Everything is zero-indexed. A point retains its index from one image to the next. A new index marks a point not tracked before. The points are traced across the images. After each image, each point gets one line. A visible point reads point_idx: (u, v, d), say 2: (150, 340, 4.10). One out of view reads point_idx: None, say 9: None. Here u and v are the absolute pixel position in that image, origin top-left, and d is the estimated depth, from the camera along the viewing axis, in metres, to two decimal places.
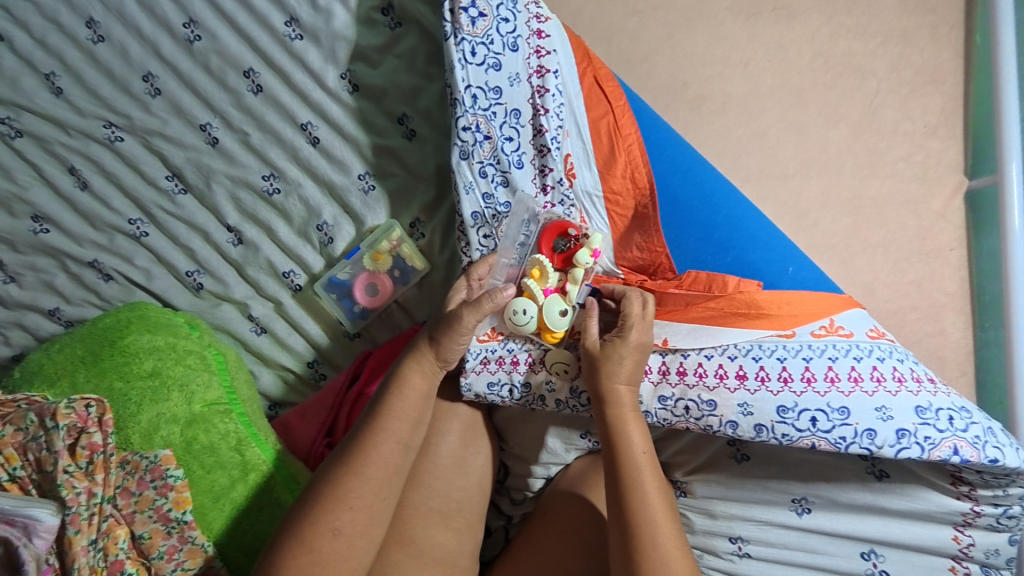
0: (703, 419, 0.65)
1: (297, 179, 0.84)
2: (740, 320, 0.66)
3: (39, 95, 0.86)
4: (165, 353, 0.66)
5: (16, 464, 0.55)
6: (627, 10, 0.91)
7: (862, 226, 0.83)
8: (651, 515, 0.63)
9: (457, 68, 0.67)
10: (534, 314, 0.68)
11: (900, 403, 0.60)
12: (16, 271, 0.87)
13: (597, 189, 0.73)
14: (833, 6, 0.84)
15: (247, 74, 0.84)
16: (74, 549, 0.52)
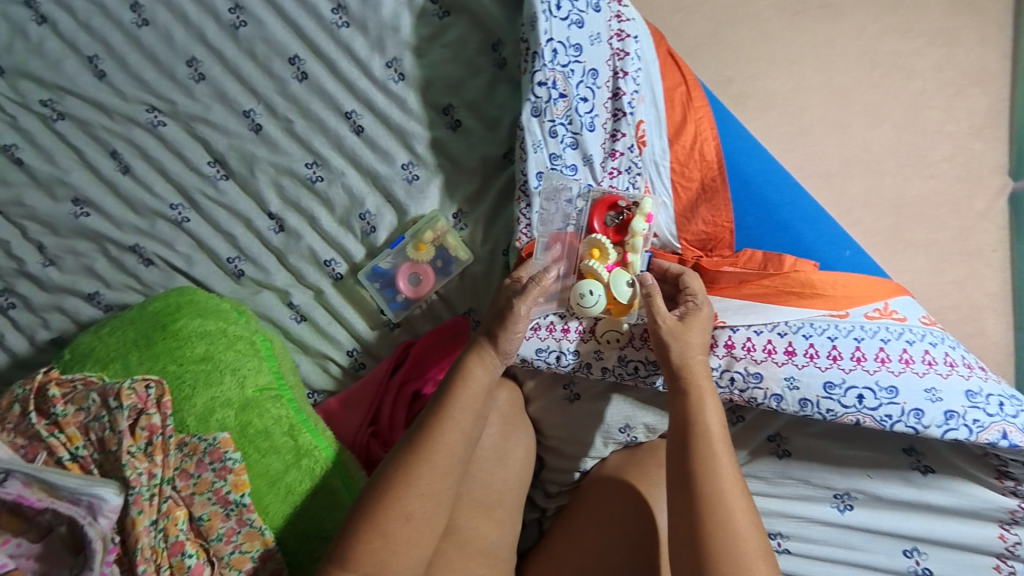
0: (748, 391, 0.64)
1: (340, 168, 0.84)
2: (793, 299, 0.65)
3: (83, 79, 0.86)
4: (216, 338, 0.66)
5: (79, 444, 0.56)
6: (671, 6, 0.91)
7: (905, 226, 0.83)
8: (720, 492, 0.58)
9: (542, 19, 0.66)
10: (600, 294, 0.70)
11: (951, 385, 0.59)
12: (56, 254, 0.87)
13: (664, 159, 0.71)
14: (879, 5, 0.84)
15: (293, 61, 0.84)
16: (137, 530, 0.53)
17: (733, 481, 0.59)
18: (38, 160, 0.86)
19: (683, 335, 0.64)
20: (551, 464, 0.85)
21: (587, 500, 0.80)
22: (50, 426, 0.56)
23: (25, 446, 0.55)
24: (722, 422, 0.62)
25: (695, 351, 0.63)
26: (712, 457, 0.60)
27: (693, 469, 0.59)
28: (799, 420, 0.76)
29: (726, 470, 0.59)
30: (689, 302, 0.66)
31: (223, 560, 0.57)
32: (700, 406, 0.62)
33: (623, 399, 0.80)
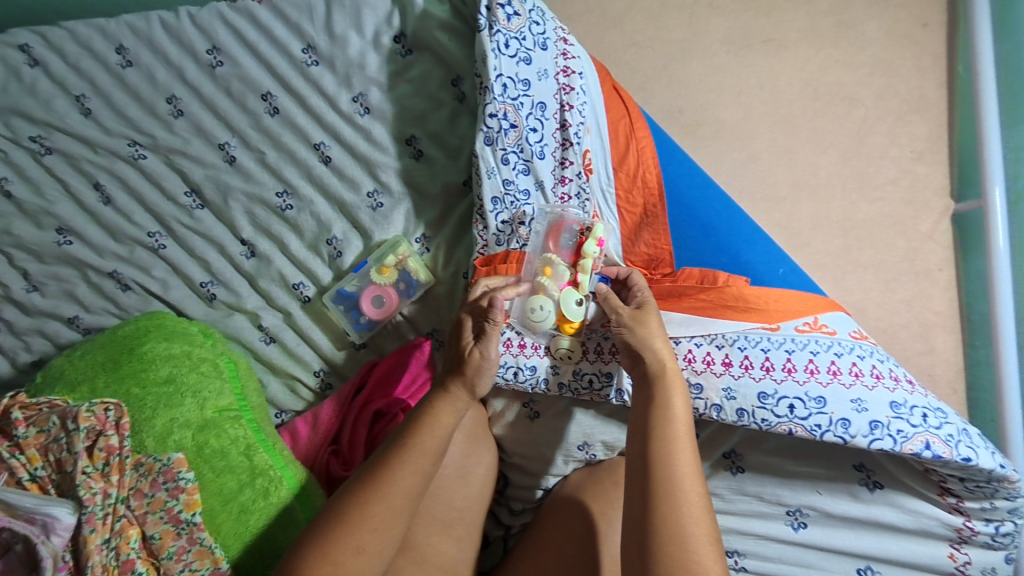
0: (690, 402, 0.68)
1: (309, 197, 0.89)
2: (730, 312, 0.69)
3: (70, 116, 0.94)
4: (180, 360, 0.69)
5: (38, 465, 0.58)
6: (625, 42, 0.96)
7: (853, 246, 0.86)
8: (678, 481, 0.59)
9: (491, 56, 0.71)
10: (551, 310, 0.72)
11: (876, 396, 0.62)
12: (39, 281, 0.91)
13: (610, 185, 0.76)
14: (820, 38, 0.89)
15: (266, 97, 0.91)
16: (89, 547, 0.55)
17: (692, 471, 0.60)
18: (26, 192, 0.92)
19: (642, 320, 0.67)
20: (515, 482, 0.86)
21: (546, 517, 0.81)
22: (12, 447, 0.58)
23: None
24: (689, 415, 0.64)
25: (657, 335, 0.66)
26: (672, 444, 0.61)
27: (653, 457, 0.61)
28: (753, 437, 0.75)
29: (686, 460, 0.60)
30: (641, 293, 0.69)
31: None
32: (668, 393, 0.64)
33: (584, 414, 0.81)
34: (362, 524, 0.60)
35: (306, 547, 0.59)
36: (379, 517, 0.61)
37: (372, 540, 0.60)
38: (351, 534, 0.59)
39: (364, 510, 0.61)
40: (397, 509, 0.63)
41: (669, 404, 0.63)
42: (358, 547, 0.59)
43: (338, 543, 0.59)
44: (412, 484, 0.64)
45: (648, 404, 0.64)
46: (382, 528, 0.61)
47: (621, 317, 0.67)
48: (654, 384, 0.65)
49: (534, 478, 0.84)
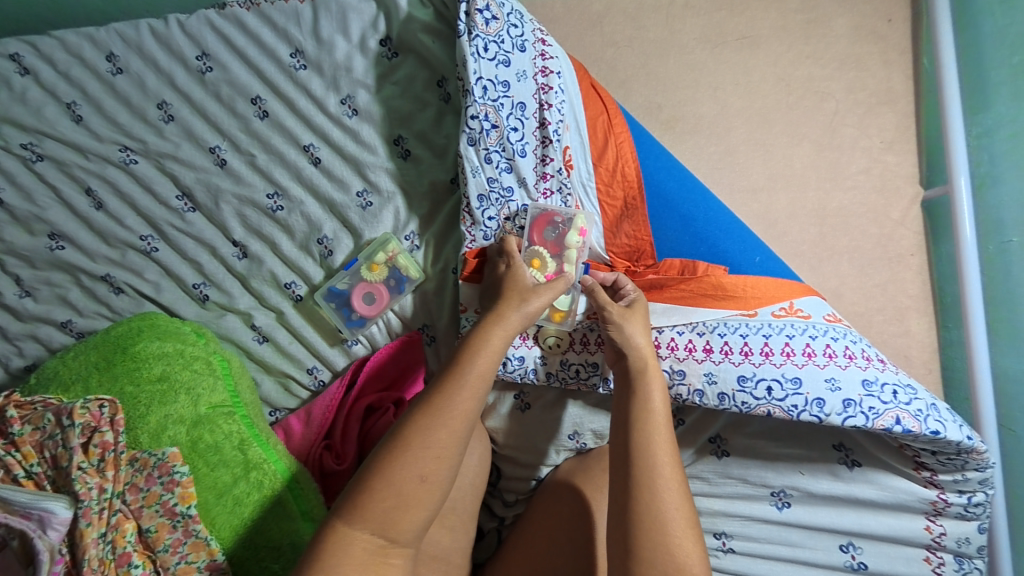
0: (674, 388, 0.70)
1: (299, 198, 0.91)
2: (710, 301, 0.71)
3: (60, 123, 0.95)
4: (173, 358, 0.70)
5: (34, 461, 0.59)
6: (604, 41, 0.99)
7: (829, 234, 0.88)
8: (658, 471, 0.61)
9: (470, 61, 0.72)
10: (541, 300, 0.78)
11: (849, 375, 0.64)
12: (31, 286, 0.92)
13: (590, 179, 0.77)
14: (792, 35, 0.92)
15: (255, 101, 0.92)
16: (85, 541, 0.55)
17: (670, 461, 0.62)
18: (17, 200, 0.93)
19: (629, 318, 0.69)
20: (507, 473, 0.87)
21: (539, 506, 0.82)
22: (7, 444, 0.59)
23: None
24: (667, 408, 0.66)
25: (641, 333, 0.68)
26: (653, 438, 0.63)
27: (633, 449, 0.63)
28: (737, 421, 0.78)
29: (665, 452, 0.62)
30: (631, 295, 0.72)
31: (169, 570, 0.59)
32: (648, 388, 0.66)
33: (575, 405, 0.83)
34: (424, 453, 0.58)
35: (365, 480, 0.57)
36: (442, 443, 0.59)
37: (436, 468, 0.58)
38: (414, 461, 0.57)
39: (425, 437, 0.59)
40: (459, 435, 0.60)
41: (650, 399, 0.65)
42: (422, 476, 0.57)
43: (400, 472, 0.56)
44: (470, 410, 0.62)
45: (628, 398, 0.66)
46: (446, 454, 0.59)
47: (610, 314, 0.69)
48: (633, 380, 0.67)
49: (526, 469, 0.86)
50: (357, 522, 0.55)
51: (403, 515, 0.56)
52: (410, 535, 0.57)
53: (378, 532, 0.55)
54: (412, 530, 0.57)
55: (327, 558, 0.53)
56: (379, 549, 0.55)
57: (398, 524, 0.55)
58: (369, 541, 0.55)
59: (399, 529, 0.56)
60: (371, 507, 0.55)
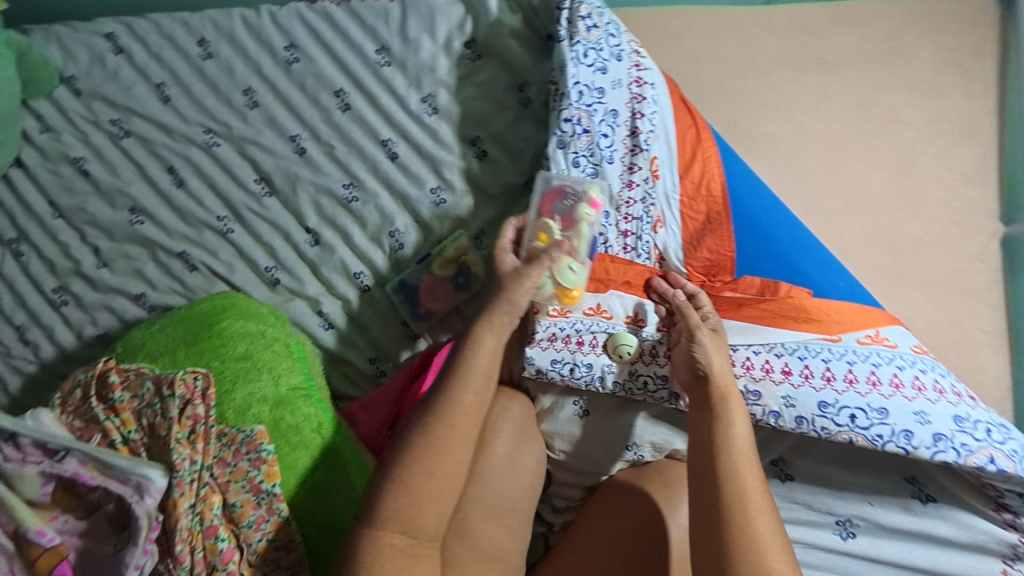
0: (747, 408, 0.69)
1: (374, 190, 0.92)
2: (791, 323, 0.71)
3: (149, 102, 0.98)
4: (255, 338, 0.72)
5: (131, 428, 0.62)
6: (682, 56, 1.00)
7: (902, 264, 0.87)
8: (747, 494, 0.60)
9: (571, 65, 0.76)
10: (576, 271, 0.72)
11: (939, 410, 0.63)
12: (109, 257, 0.95)
13: (675, 191, 0.78)
14: (875, 62, 0.92)
15: (338, 94, 0.95)
16: (177, 511, 0.57)
17: (758, 486, 0.62)
18: (103, 173, 0.97)
19: (717, 343, 0.69)
20: (558, 479, 0.87)
21: (591, 513, 0.81)
22: (108, 409, 0.62)
23: (82, 428, 0.62)
24: (750, 433, 0.66)
25: (723, 358, 0.69)
26: (740, 463, 0.62)
27: (721, 472, 0.62)
28: (803, 445, 0.77)
29: (752, 478, 0.62)
30: (711, 317, 0.72)
31: (250, 546, 0.60)
32: (729, 413, 0.66)
33: (639, 415, 0.83)
34: (434, 451, 0.61)
35: (388, 483, 0.60)
36: (455, 437, 0.63)
37: (445, 463, 0.62)
38: (429, 459, 0.61)
39: (446, 434, 0.63)
40: (470, 428, 0.64)
41: (733, 422, 0.65)
42: (429, 471, 0.61)
43: (417, 472, 0.60)
44: (472, 409, 0.65)
45: (711, 420, 0.66)
46: (461, 448, 0.63)
47: (700, 337, 0.70)
48: (716, 403, 0.67)
49: (579, 476, 0.85)
50: (384, 525, 0.58)
51: (421, 511, 0.60)
52: (432, 528, 0.61)
53: (405, 530, 0.59)
54: (433, 522, 0.61)
55: (365, 562, 0.57)
56: (409, 546, 0.59)
57: (419, 520, 0.60)
58: (398, 538, 0.59)
59: (423, 523, 0.60)
60: (391, 505, 0.59)
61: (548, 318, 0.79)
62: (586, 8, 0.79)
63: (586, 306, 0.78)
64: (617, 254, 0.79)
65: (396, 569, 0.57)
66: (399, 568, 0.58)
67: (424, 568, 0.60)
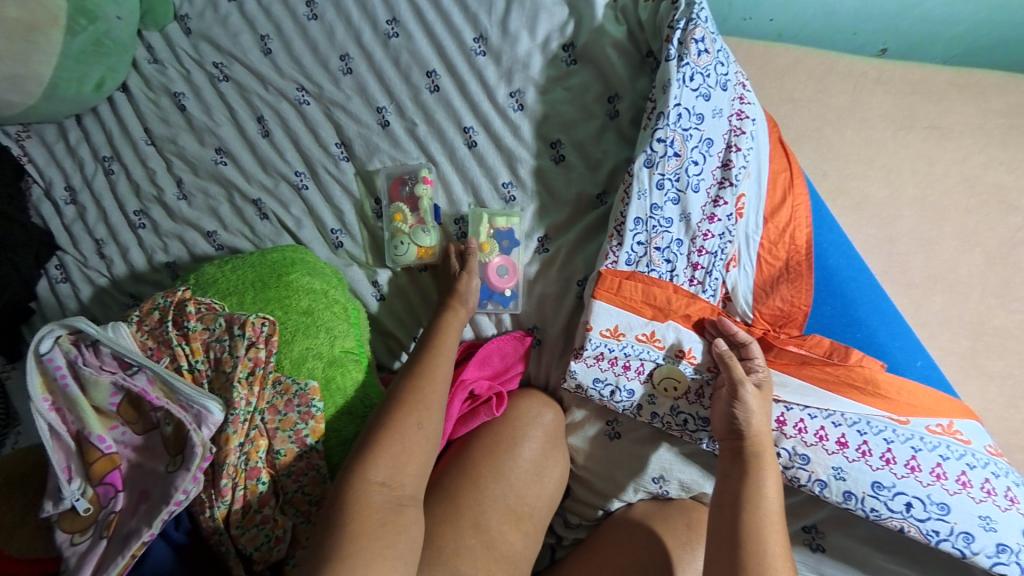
0: (793, 470, 0.71)
1: (446, 174, 0.93)
2: (854, 392, 0.70)
3: (251, 52, 1.02)
4: (319, 296, 0.74)
5: (198, 358, 0.65)
6: (781, 96, 0.99)
7: (981, 352, 0.85)
8: (766, 558, 0.63)
9: (674, 86, 0.74)
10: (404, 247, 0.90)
11: (1007, 519, 0.65)
12: (189, 191, 0.99)
13: (756, 233, 0.77)
14: (989, 138, 0.92)
15: (429, 74, 0.95)
16: (228, 447, 0.60)
17: (781, 552, 0.64)
18: (198, 111, 1.01)
19: (759, 400, 0.70)
20: (576, 495, 0.86)
21: (606, 536, 0.82)
22: (180, 336, 0.65)
23: (153, 348, 0.66)
24: (780, 496, 0.67)
25: (765, 419, 0.69)
26: (763, 525, 0.65)
27: (744, 532, 0.64)
28: (841, 519, 0.74)
29: (775, 540, 0.64)
30: (759, 373, 0.72)
31: (286, 495, 0.64)
32: (761, 473, 0.68)
33: (667, 449, 0.81)
34: (421, 407, 0.68)
35: (378, 428, 0.66)
36: (428, 398, 0.70)
37: (431, 421, 0.68)
38: (410, 412, 0.67)
39: (409, 392, 0.69)
40: (441, 393, 0.71)
41: (763, 483, 0.67)
42: (419, 424, 0.67)
43: (406, 423, 0.66)
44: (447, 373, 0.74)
45: (742, 478, 0.68)
46: (436, 409, 0.70)
47: (743, 391, 0.70)
48: (749, 462, 0.68)
49: (598, 497, 0.85)
50: (374, 465, 0.62)
51: (410, 461, 0.64)
52: (414, 486, 0.64)
53: (390, 479, 0.62)
54: (418, 478, 0.65)
55: (351, 503, 0.60)
56: (392, 497, 0.62)
57: (406, 470, 0.64)
58: (383, 484, 0.62)
59: (406, 475, 0.64)
60: (386, 449, 0.64)
61: (599, 336, 0.76)
62: (702, 31, 0.75)
63: (640, 332, 0.77)
64: (682, 285, 0.78)
65: (375, 514, 0.59)
66: (380, 515, 0.59)
67: (407, 527, 0.61)
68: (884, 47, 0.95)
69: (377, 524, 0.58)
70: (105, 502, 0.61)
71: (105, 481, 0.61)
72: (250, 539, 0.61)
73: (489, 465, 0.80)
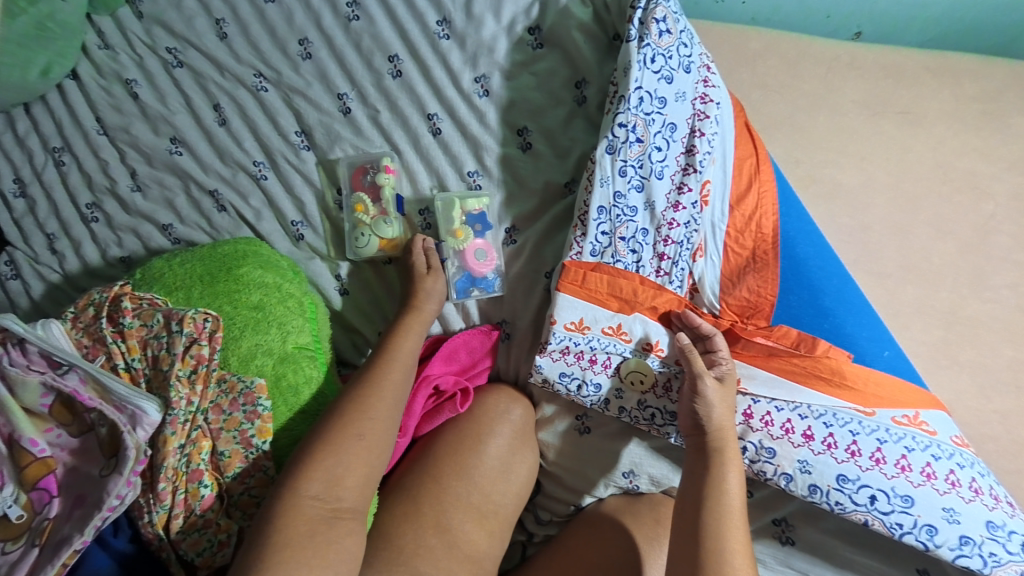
0: (759, 463, 0.70)
1: (410, 163, 0.90)
2: (821, 384, 0.69)
3: (206, 36, 0.97)
4: (270, 290, 0.70)
5: (136, 356, 0.62)
6: (755, 82, 0.97)
7: (952, 341, 0.84)
8: (727, 555, 0.62)
9: (636, 68, 0.71)
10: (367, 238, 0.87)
11: (972, 511, 0.64)
12: (144, 182, 0.95)
13: (722, 222, 0.75)
14: (962, 124, 0.90)
15: (392, 59, 0.91)
16: (167, 448, 0.58)
17: (743, 549, 0.63)
18: (151, 98, 0.97)
19: (722, 395, 0.68)
20: (547, 491, 0.85)
21: (576, 533, 0.80)
22: (117, 333, 0.62)
23: (89, 346, 0.62)
24: (743, 492, 0.66)
25: (728, 414, 0.68)
26: (725, 522, 0.63)
27: (706, 530, 0.63)
28: (810, 512, 0.73)
29: (737, 536, 0.63)
30: (723, 368, 0.70)
31: (232, 498, 0.61)
32: (725, 469, 0.66)
33: (637, 443, 0.80)
34: (363, 416, 0.65)
35: (316, 437, 0.63)
36: (374, 407, 0.66)
37: (374, 431, 0.65)
38: (351, 422, 0.64)
39: (353, 400, 0.66)
40: (387, 402, 0.68)
41: (726, 479, 0.65)
42: (360, 434, 0.64)
43: (345, 434, 0.63)
44: (398, 380, 0.71)
45: (705, 475, 0.66)
46: (381, 418, 0.66)
47: (704, 386, 0.68)
48: (713, 457, 0.67)
49: (568, 493, 0.83)
50: (307, 477, 0.59)
51: (347, 472, 0.61)
52: (355, 497, 0.61)
53: (325, 492, 0.59)
54: (357, 489, 0.62)
55: (280, 516, 0.57)
56: (327, 509, 0.59)
57: (344, 482, 0.61)
58: (317, 496, 0.59)
59: (345, 486, 0.61)
60: (321, 460, 0.61)
61: (564, 329, 0.74)
62: (663, 10, 0.73)
63: (606, 324, 0.74)
64: (649, 276, 0.75)
65: (305, 527, 0.57)
66: (310, 527, 0.57)
67: (340, 539, 0.58)
68: (858, 30, 0.93)
69: (306, 538, 0.56)
70: (40, 508, 0.58)
71: (39, 486, 0.58)
72: (192, 544, 0.58)
73: (453, 463, 0.78)
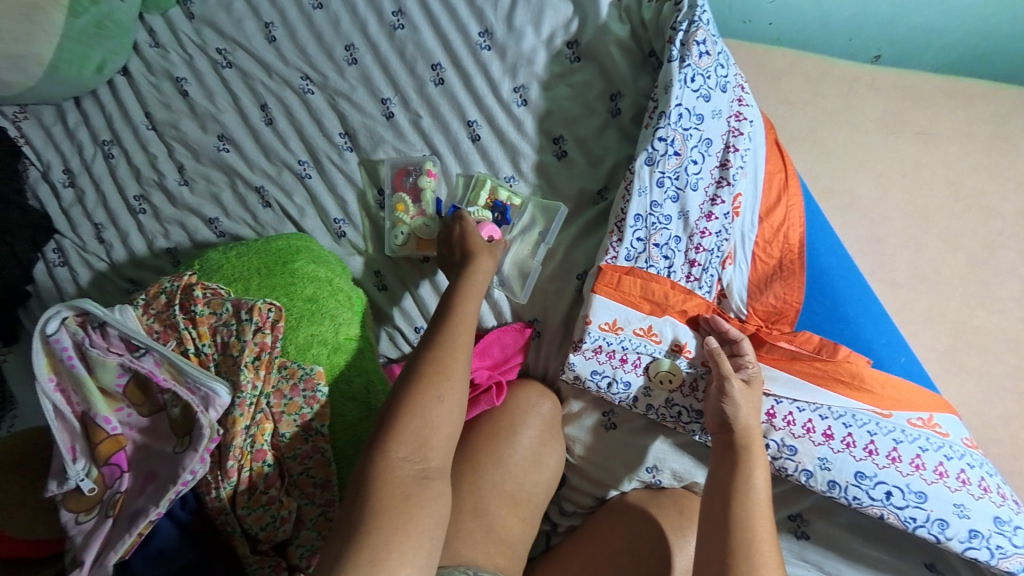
0: (780, 460, 0.74)
1: (449, 165, 0.94)
2: (841, 387, 0.73)
3: (255, 39, 1.01)
4: (323, 285, 0.75)
5: (206, 342, 0.66)
6: (777, 99, 1.02)
7: (961, 350, 0.88)
8: (756, 545, 0.65)
9: (676, 86, 0.76)
10: (405, 234, 0.91)
11: (981, 507, 0.68)
12: (191, 177, 0.99)
13: (751, 232, 0.79)
14: (973, 145, 0.95)
15: (434, 67, 0.96)
16: (235, 429, 0.61)
17: (769, 540, 0.66)
18: (200, 96, 1.00)
19: (749, 396, 0.73)
20: (572, 483, 0.89)
21: (600, 523, 0.84)
22: (187, 320, 0.66)
23: (160, 331, 0.67)
24: (767, 486, 0.70)
25: (755, 413, 0.72)
26: (752, 514, 0.67)
27: (736, 521, 0.67)
28: (825, 507, 0.78)
29: (763, 527, 0.67)
30: (749, 370, 0.74)
31: (291, 477, 0.65)
32: (750, 463, 0.70)
33: (663, 440, 0.84)
34: (441, 379, 0.65)
35: (398, 402, 0.63)
36: (450, 371, 0.66)
37: (453, 394, 0.65)
38: (431, 385, 0.64)
39: (429, 363, 0.66)
40: (463, 366, 0.67)
41: (752, 474, 0.70)
42: (440, 397, 0.64)
43: (425, 398, 0.63)
44: (470, 341, 0.70)
45: (732, 469, 0.71)
46: (456, 380, 0.66)
47: (732, 387, 0.72)
48: (739, 454, 0.71)
49: (593, 486, 0.87)
50: (396, 440, 0.60)
51: (433, 433, 0.62)
52: (441, 458, 0.62)
53: (414, 454, 0.60)
54: (443, 452, 0.62)
55: (376, 480, 0.58)
56: (416, 470, 0.60)
57: (431, 443, 0.62)
58: (406, 458, 0.60)
59: (430, 448, 0.62)
60: (406, 425, 0.61)
61: (597, 330, 0.79)
62: (703, 33, 0.78)
63: (638, 326, 0.79)
64: (679, 281, 0.80)
65: (398, 488, 0.58)
66: (403, 488, 0.58)
67: (430, 499, 0.59)
68: (877, 53, 0.98)
69: (399, 499, 0.57)
70: (111, 482, 0.62)
71: (111, 461, 0.61)
72: (256, 519, 0.62)
73: (488, 452, 0.82)
